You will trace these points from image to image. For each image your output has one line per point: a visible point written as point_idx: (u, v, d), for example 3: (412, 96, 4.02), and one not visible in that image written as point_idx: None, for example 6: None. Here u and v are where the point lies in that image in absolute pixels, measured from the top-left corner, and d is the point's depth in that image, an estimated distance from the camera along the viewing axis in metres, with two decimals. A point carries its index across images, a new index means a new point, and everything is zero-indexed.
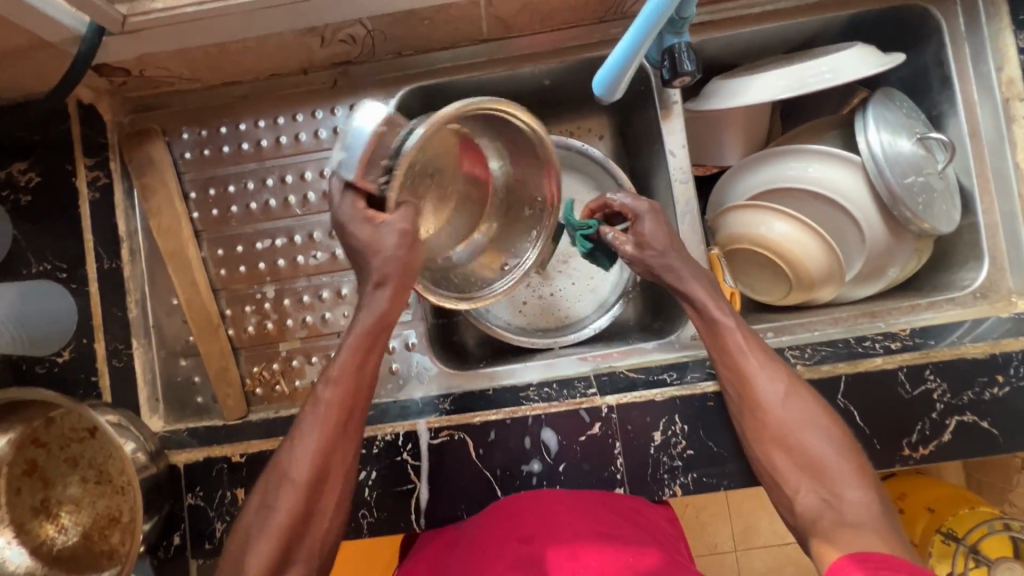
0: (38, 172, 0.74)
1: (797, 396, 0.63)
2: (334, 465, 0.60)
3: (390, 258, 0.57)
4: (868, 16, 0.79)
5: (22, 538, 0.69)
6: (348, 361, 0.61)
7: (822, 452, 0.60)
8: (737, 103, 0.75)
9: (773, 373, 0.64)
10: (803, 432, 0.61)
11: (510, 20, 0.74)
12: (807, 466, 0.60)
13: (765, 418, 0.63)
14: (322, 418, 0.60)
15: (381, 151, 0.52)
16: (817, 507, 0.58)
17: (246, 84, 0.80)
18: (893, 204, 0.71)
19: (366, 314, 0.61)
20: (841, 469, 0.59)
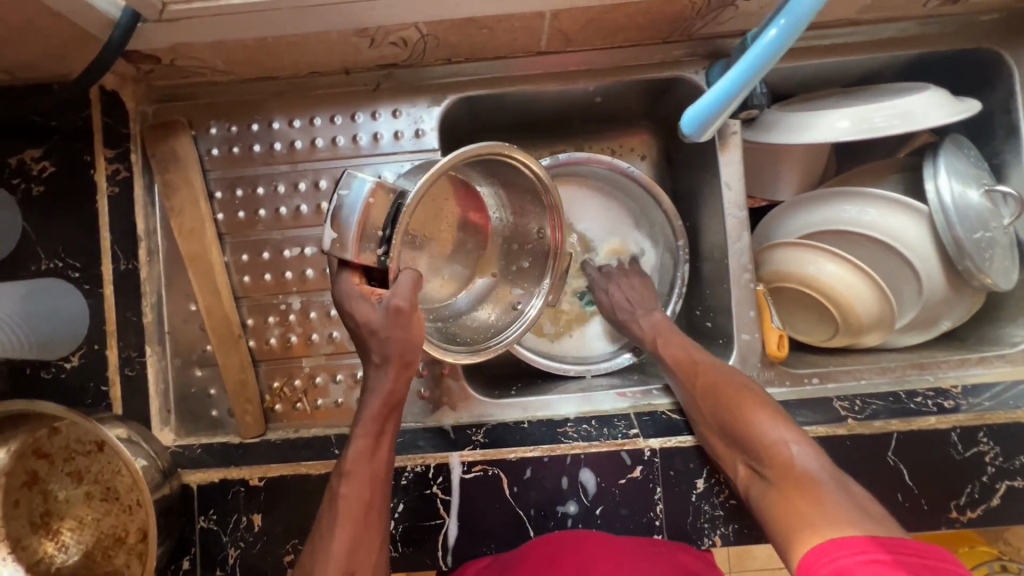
0: (53, 161, 0.69)
1: (721, 382, 0.66)
2: (365, 555, 0.56)
3: (388, 339, 0.56)
4: (940, 57, 0.76)
5: (19, 553, 0.64)
6: (360, 452, 0.59)
7: (753, 433, 0.62)
8: (801, 139, 0.71)
9: (698, 369, 0.69)
10: (730, 417, 0.64)
11: (571, 34, 0.70)
12: (745, 450, 0.62)
13: (699, 413, 0.66)
14: (344, 511, 0.57)
15: (371, 227, 0.54)
16: (765, 489, 0.60)
17: (282, 80, 0.75)
18: (958, 257, 0.68)
19: (374, 396, 0.59)
20: (775, 443, 0.60)
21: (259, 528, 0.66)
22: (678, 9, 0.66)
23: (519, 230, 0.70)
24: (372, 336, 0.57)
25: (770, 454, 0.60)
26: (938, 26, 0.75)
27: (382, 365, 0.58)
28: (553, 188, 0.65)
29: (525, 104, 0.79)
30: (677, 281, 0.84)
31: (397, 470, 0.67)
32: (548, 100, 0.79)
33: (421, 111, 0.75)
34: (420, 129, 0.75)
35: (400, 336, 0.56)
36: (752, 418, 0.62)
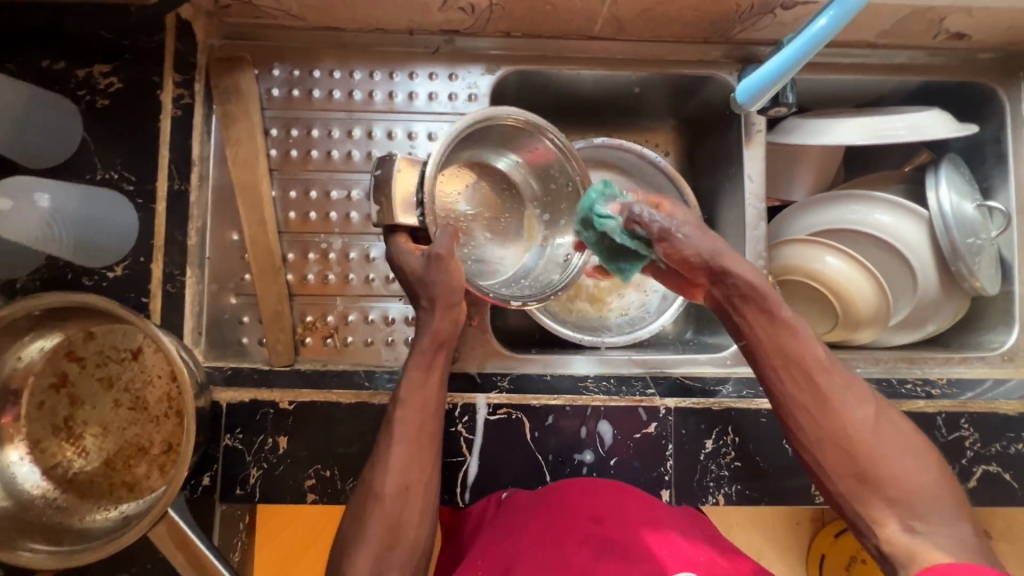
0: (120, 78, 0.70)
1: (884, 411, 0.53)
2: (418, 475, 0.61)
3: (432, 282, 0.63)
4: (944, 86, 0.85)
5: (37, 456, 0.65)
6: (414, 380, 0.64)
7: (919, 478, 0.49)
8: (819, 141, 0.78)
9: (853, 386, 0.54)
10: (894, 453, 0.50)
11: (625, 21, 0.76)
12: (898, 497, 0.49)
13: (847, 441, 0.51)
14: (401, 433, 0.62)
15: (405, 195, 0.64)
16: (916, 547, 0.47)
17: (349, 33, 0.79)
18: (953, 259, 0.75)
19: (424, 335, 0.64)
20: (941, 497, 0.48)
21: (283, 451, 0.68)
22: (724, 10, 0.73)
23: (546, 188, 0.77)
24: (418, 282, 0.64)
25: (932, 508, 0.48)
26: (943, 58, 0.84)
27: (430, 307, 0.64)
28: (540, 121, 0.69)
29: (571, 85, 0.85)
30: None
31: None
32: (591, 85, 0.85)
33: (476, 77, 0.80)
34: (474, 93, 0.80)
35: (440, 279, 0.62)
36: (920, 463, 0.50)
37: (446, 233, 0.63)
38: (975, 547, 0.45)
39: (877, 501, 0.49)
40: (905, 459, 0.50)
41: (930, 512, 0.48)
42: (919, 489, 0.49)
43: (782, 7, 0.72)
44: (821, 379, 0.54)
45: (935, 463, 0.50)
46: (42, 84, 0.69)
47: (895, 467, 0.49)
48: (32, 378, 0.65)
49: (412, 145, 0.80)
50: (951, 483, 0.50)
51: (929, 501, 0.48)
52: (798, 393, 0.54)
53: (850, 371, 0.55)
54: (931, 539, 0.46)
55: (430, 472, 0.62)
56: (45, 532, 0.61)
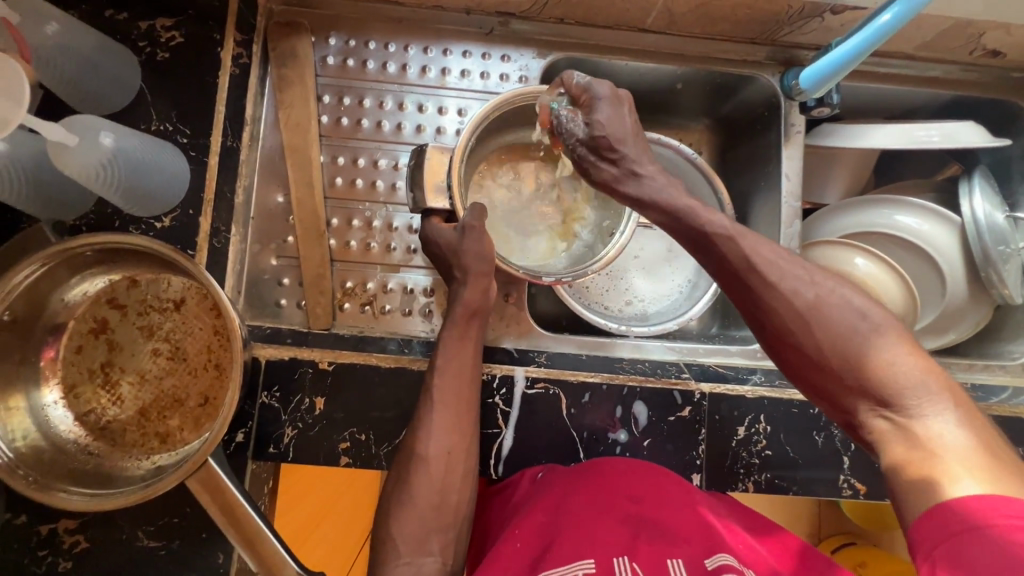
0: (182, 33, 0.71)
1: (833, 292, 0.52)
2: (458, 441, 0.62)
3: (466, 253, 0.65)
4: (977, 103, 0.88)
5: (70, 400, 0.64)
6: (451, 349, 0.64)
7: (879, 360, 0.48)
8: (857, 144, 0.81)
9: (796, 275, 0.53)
10: (847, 337, 0.50)
11: (678, 15, 0.79)
12: (858, 383, 0.49)
13: (795, 336, 0.52)
14: (439, 400, 0.62)
15: (436, 178, 0.68)
16: (903, 444, 0.46)
17: (407, 9, 0.80)
18: (984, 265, 0.77)
19: (457, 304, 0.66)
20: (909, 376, 0.47)
21: (320, 411, 0.68)
22: (775, 10, 0.76)
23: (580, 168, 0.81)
24: (454, 255, 0.66)
25: (899, 388, 0.47)
26: (976, 75, 0.87)
27: (462, 279, 0.66)
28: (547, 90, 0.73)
29: (617, 77, 0.87)
30: None
31: None
32: (636, 77, 0.87)
33: (527, 60, 0.82)
34: (525, 75, 0.82)
35: (472, 248, 0.65)
36: (880, 342, 0.49)
37: (474, 207, 0.66)
38: (957, 436, 0.44)
39: (841, 386, 0.50)
40: (860, 342, 0.49)
41: (900, 396, 0.47)
42: (882, 371, 0.48)
43: (831, 11, 0.75)
44: (756, 279, 0.54)
45: (895, 338, 0.50)
46: (104, 31, 0.69)
47: (849, 354, 0.49)
48: (73, 321, 0.64)
49: (460, 121, 0.81)
50: (919, 355, 0.49)
51: (893, 382, 0.47)
52: (744, 300, 0.56)
53: (791, 259, 0.55)
54: (897, 421, 0.47)
55: (468, 439, 0.63)
56: (78, 475, 0.60)
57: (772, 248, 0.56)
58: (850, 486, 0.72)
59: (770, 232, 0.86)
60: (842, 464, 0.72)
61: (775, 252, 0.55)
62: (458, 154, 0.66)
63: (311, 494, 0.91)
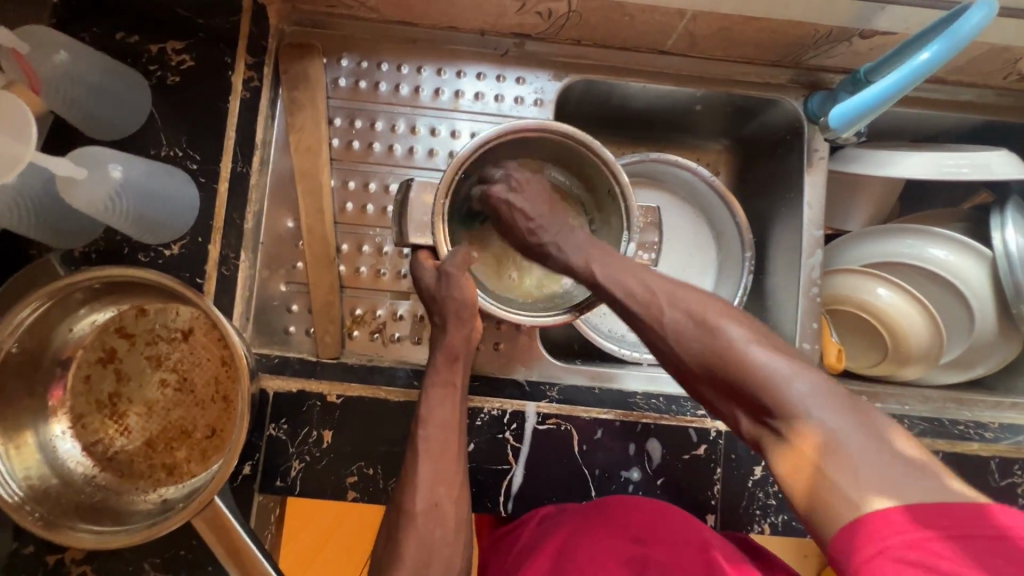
0: (193, 56, 0.70)
1: (701, 309, 0.55)
2: (445, 492, 0.59)
3: (444, 301, 0.64)
4: (1010, 127, 0.84)
5: (78, 431, 0.63)
6: (434, 399, 0.63)
7: (749, 368, 0.50)
8: (882, 173, 0.78)
9: (663, 295, 0.57)
10: (718, 347, 0.52)
11: (699, 38, 0.76)
12: (738, 392, 0.51)
13: (674, 353, 0.55)
14: (423, 450, 0.60)
15: (417, 214, 0.66)
16: (788, 449, 0.47)
17: (421, 29, 0.79)
18: (1016, 300, 0.73)
19: (438, 351, 0.65)
20: (776, 377, 0.48)
21: (327, 445, 0.67)
22: (801, 35, 0.73)
23: (597, 201, 0.76)
24: (433, 301, 0.66)
25: (769, 391, 0.48)
26: (1010, 99, 0.83)
27: (442, 325, 0.65)
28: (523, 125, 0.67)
29: (633, 99, 0.85)
30: (738, 289, 0.88)
31: (474, 409, 0.68)
32: (653, 99, 0.85)
33: (543, 82, 0.80)
34: (541, 98, 0.80)
35: (450, 295, 0.64)
36: (746, 351, 0.51)
37: (455, 253, 0.64)
38: (826, 426, 0.45)
39: (725, 397, 0.52)
40: (730, 353, 0.51)
41: (771, 400, 0.48)
42: (752, 377, 0.50)
43: (860, 36, 0.72)
44: (631, 305, 0.59)
45: (763, 342, 0.51)
46: (115, 56, 0.68)
47: (722, 366, 0.52)
48: (81, 350, 0.64)
49: None
50: (787, 354, 0.50)
51: (763, 385, 0.49)
52: (629, 323, 0.60)
53: (655, 280, 0.59)
54: (774, 423, 0.48)
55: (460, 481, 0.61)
56: (85, 510, 0.59)
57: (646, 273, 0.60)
58: None
59: (790, 261, 0.84)
60: None
61: (651, 278, 0.59)
62: (442, 188, 0.64)
63: (319, 514, 0.91)
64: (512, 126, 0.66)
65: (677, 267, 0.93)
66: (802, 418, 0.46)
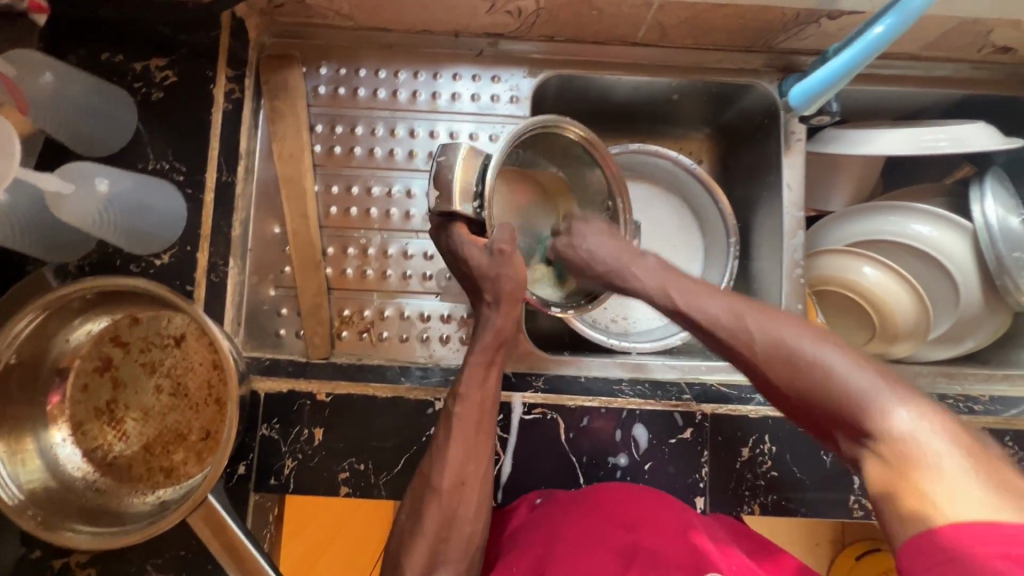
0: (176, 72, 0.72)
1: (783, 323, 0.51)
2: (474, 470, 0.60)
3: (499, 277, 0.62)
4: (989, 100, 0.84)
5: (78, 437, 0.66)
6: (474, 374, 0.62)
7: (842, 385, 0.45)
8: (860, 151, 0.79)
9: (744, 315, 0.53)
10: (802, 361, 0.48)
11: (668, 28, 0.77)
12: (832, 412, 0.45)
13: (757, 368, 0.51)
14: (457, 430, 0.60)
15: (467, 180, 0.62)
16: (884, 472, 0.40)
17: (396, 34, 0.80)
18: (998, 272, 0.74)
19: (486, 331, 0.63)
20: (871, 393, 0.43)
21: (319, 442, 0.68)
22: (768, 19, 0.74)
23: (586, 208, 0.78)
24: (482, 278, 0.63)
25: (865, 408, 0.43)
26: (986, 72, 0.83)
27: (493, 303, 0.63)
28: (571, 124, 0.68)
29: (610, 91, 0.86)
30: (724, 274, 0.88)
31: None
32: (629, 91, 0.86)
33: (518, 80, 0.81)
34: (516, 95, 0.81)
35: (505, 273, 0.62)
36: (839, 368, 0.46)
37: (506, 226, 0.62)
38: (927, 446, 0.39)
39: (814, 417, 0.47)
40: (817, 368, 0.47)
41: (869, 420, 0.43)
42: (845, 396, 0.44)
43: (827, 16, 0.72)
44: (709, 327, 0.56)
45: (858, 359, 0.46)
46: (101, 76, 0.71)
47: (809, 381, 0.47)
48: (78, 360, 0.66)
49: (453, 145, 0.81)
50: (887, 373, 0.45)
51: (856, 405, 0.44)
52: (706, 340, 0.56)
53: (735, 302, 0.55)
54: (872, 446, 0.42)
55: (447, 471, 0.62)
56: (86, 513, 0.62)
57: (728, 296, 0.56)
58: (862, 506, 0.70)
59: (774, 244, 0.84)
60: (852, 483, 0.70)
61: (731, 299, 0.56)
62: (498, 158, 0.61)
63: (325, 514, 0.93)
64: (562, 120, 0.68)
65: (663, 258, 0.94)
66: (903, 437, 0.40)
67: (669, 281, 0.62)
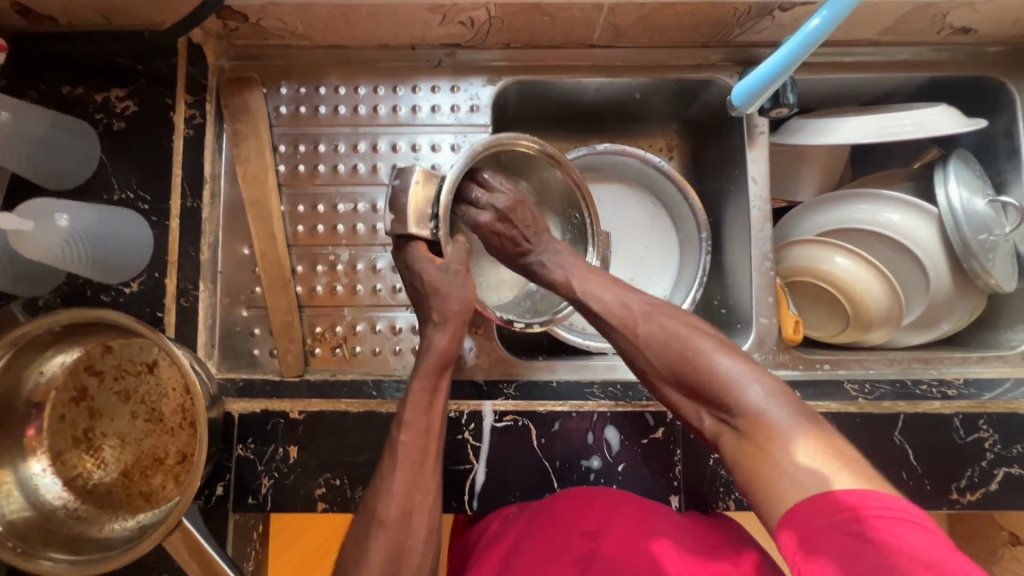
0: (136, 101, 0.73)
1: (664, 319, 0.61)
2: (421, 500, 0.60)
3: (447, 297, 0.64)
4: (954, 81, 0.83)
5: (58, 467, 0.67)
6: (417, 404, 0.63)
7: (718, 378, 0.56)
8: (821, 141, 0.78)
9: (636, 310, 0.63)
10: (684, 353, 0.58)
11: (623, 29, 0.77)
12: (702, 394, 0.57)
13: (648, 358, 0.61)
14: (407, 455, 0.61)
15: (420, 206, 0.63)
16: (739, 439, 0.54)
17: (353, 50, 0.81)
18: (966, 256, 0.74)
19: (430, 352, 0.64)
20: (731, 377, 0.55)
21: (294, 460, 0.69)
22: (722, 14, 0.74)
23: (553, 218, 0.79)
24: (433, 296, 0.64)
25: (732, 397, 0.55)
26: (948, 53, 0.83)
27: (441, 322, 0.64)
28: (526, 140, 0.68)
29: (572, 93, 0.86)
30: (698, 270, 0.88)
31: None
32: (591, 92, 0.86)
33: (477, 88, 0.82)
34: (476, 104, 0.82)
35: (454, 293, 0.64)
36: (710, 357, 0.57)
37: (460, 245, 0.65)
38: (783, 426, 0.51)
39: (688, 396, 0.58)
40: (689, 359, 0.58)
41: (729, 400, 0.55)
42: (715, 382, 0.56)
43: (780, 8, 0.72)
44: (606, 319, 0.64)
45: (723, 348, 0.58)
46: (62, 109, 0.71)
47: (688, 370, 0.58)
48: (53, 392, 0.67)
49: (415, 156, 0.81)
50: (743, 358, 0.56)
51: (723, 389, 0.55)
52: (603, 330, 0.65)
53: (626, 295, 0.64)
54: (733, 420, 0.54)
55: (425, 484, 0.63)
56: (67, 540, 0.63)
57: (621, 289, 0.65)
58: None
59: (744, 238, 0.83)
60: None
61: (625, 292, 0.64)
62: (450, 184, 0.62)
63: (309, 532, 0.94)
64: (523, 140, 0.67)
65: (637, 257, 0.94)
66: (760, 418, 0.53)
67: (578, 272, 0.67)
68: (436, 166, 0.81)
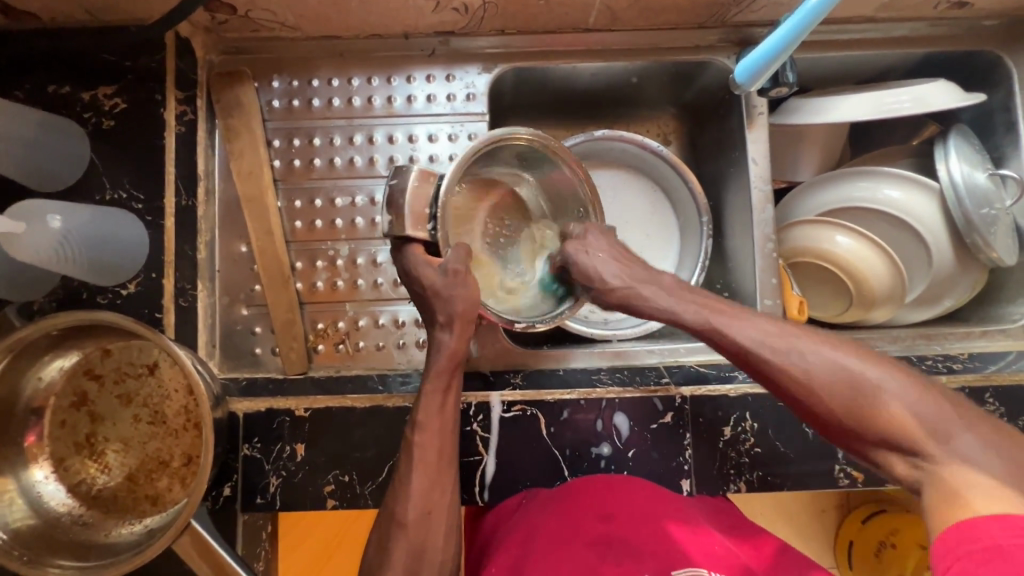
0: (124, 99, 0.71)
1: (821, 349, 0.54)
2: (439, 499, 0.60)
3: (451, 299, 0.62)
4: (950, 56, 0.83)
5: (60, 473, 0.65)
6: (431, 405, 0.62)
7: (903, 417, 0.49)
8: (822, 119, 0.77)
9: (791, 340, 0.55)
10: (859, 393, 0.51)
11: (619, 11, 0.76)
12: (883, 439, 0.50)
13: (814, 395, 0.53)
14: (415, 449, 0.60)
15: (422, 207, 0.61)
16: (935, 490, 0.46)
17: (346, 41, 0.79)
18: (967, 230, 0.75)
19: (441, 354, 0.63)
20: (924, 419, 0.49)
21: (301, 458, 0.68)
22: None
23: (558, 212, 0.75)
24: (435, 298, 0.62)
25: (927, 440, 0.48)
26: (945, 28, 0.82)
27: (447, 324, 0.63)
28: (537, 136, 0.66)
29: (568, 79, 0.85)
30: (699, 254, 0.87)
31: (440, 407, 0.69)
32: (588, 78, 0.85)
33: (473, 77, 0.81)
34: (472, 93, 0.80)
35: (459, 294, 0.61)
36: (886, 394, 0.50)
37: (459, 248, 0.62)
38: (1001, 472, 0.44)
39: (866, 439, 0.51)
40: (870, 399, 0.51)
41: (927, 446, 0.48)
42: (906, 426, 0.49)
43: None
44: (751, 354, 0.57)
45: (903, 381, 0.51)
46: (49, 109, 0.70)
47: (862, 411, 0.51)
48: (53, 397, 0.66)
49: (412, 148, 0.80)
50: (933, 398, 0.50)
51: (917, 432, 0.49)
52: (746, 369, 0.58)
53: (778, 326, 0.57)
54: (926, 468, 0.48)
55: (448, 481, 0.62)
56: (74, 547, 0.62)
57: (766, 323, 0.58)
58: (847, 475, 0.70)
59: (744, 221, 0.83)
60: (837, 453, 0.70)
61: (766, 325, 0.58)
62: (447, 184, 0.60)
63: (317, 527, 0.94)
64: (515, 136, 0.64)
65: (638, 245, 0.93)
66: (966, 466, 0.46)
67: (686, 308, 0.62)
68: (434, 156, 0.80)
